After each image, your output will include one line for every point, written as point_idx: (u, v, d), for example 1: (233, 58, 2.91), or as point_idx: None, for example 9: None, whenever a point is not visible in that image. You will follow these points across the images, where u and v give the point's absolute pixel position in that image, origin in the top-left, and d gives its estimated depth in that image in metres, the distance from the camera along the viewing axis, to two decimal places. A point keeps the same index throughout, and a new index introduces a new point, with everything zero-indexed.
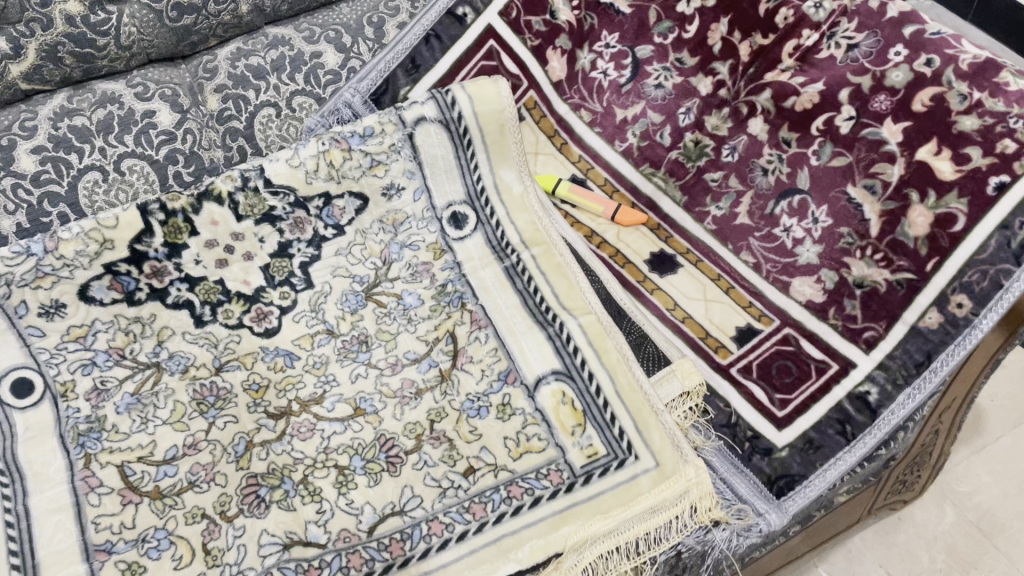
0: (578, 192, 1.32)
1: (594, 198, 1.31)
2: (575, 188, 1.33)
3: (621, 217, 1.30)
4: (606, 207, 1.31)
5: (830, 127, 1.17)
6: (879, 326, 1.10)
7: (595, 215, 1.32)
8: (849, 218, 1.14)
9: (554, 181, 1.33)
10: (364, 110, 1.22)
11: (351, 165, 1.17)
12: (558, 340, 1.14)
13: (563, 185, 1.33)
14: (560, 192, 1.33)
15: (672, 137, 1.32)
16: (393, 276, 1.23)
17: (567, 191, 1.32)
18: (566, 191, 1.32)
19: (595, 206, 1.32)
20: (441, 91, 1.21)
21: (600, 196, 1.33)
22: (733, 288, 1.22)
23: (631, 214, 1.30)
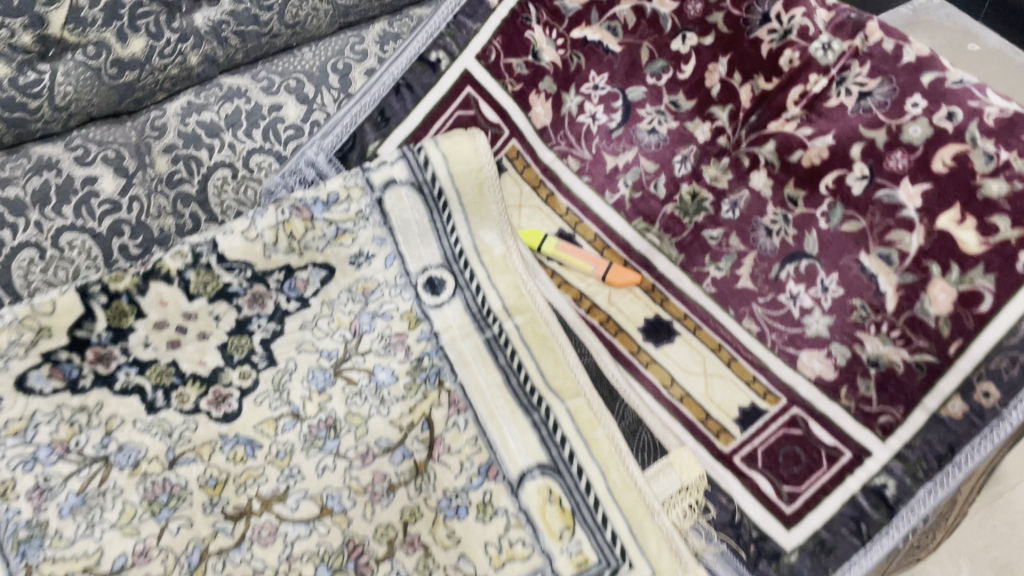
0: (565, 250, 1.21)
1: (583, 256, 1.20)
2: (562, 245, 1.22)
3: (612, 279, 1.19)
4: (595, 266, 1.20)
5: (840, 186, 1.07)
6: (896, 411, 1.01)
7: (583, 274, 1.21)
8: (863, 289, 1.04)
9: (540, 237, 1.22)
10: (330, 170, 1.13)
11: (314, 236, 1.07)
12: (544, 428, 1.04)
13: (550, 241, 1.22)
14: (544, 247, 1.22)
15: (667, 188, 1.21)
16: (364, 350, 1.11)
17: (552, 248, 1.21)
18: (552, 248, 1.21)
19: (584, 265, 1.20)
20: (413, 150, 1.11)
21: (590, 254, 1.22)
22: (735, 361, 1.12)
23: (622, 275, 1.19)
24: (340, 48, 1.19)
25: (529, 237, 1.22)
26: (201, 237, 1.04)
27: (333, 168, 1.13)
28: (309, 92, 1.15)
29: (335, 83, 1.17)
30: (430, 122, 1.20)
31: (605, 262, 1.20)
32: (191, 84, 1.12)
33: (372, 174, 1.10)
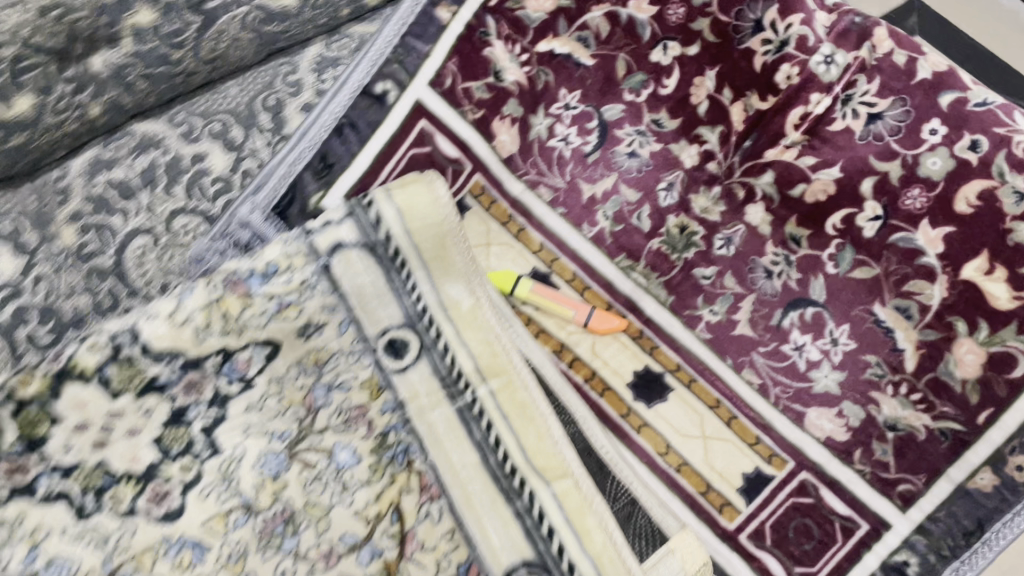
0: (541, 292, 1.07)
1: (563, 299, 1.06)
2: (537, 287, 1.07)
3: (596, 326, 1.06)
4: (576, 311, 1.06)
5: (849, 226, 0.94)
6: (917, 479, 0.92)
7: (562, 321, 1.08)
8: (878, 345, 0.93)
9: (512, 279, 1.08)
10: (268, 230, 0.97)
11: (251, 313, 0.92)
12: (528, 517, 0.92)
13: (524, 284, 1.08)
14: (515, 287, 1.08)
15: (652, 220, 1.08)
16: (321, 428, 0.98)
17: (525, 292, 1.07)
18: (526, 290, 1.07)
19: (564, 310, 1.06)
20: (361, 205, 0.96)
21: (570, 297, 1.08)
22: (735, 419, 1.01)
23: (606, 321, 1.05)
24: (271, 80, 1.02)
25: (498, 278, 1.08)
26: (120, 324, 0.88)
27: (272, 227, 0.97)
28: (237, 137, 0.99)
29: (267, 123, 1.01)
30: (382, 162, 1.04)
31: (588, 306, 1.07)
32: (97, 135, 0.96)
33: (315, 237, 0.94)
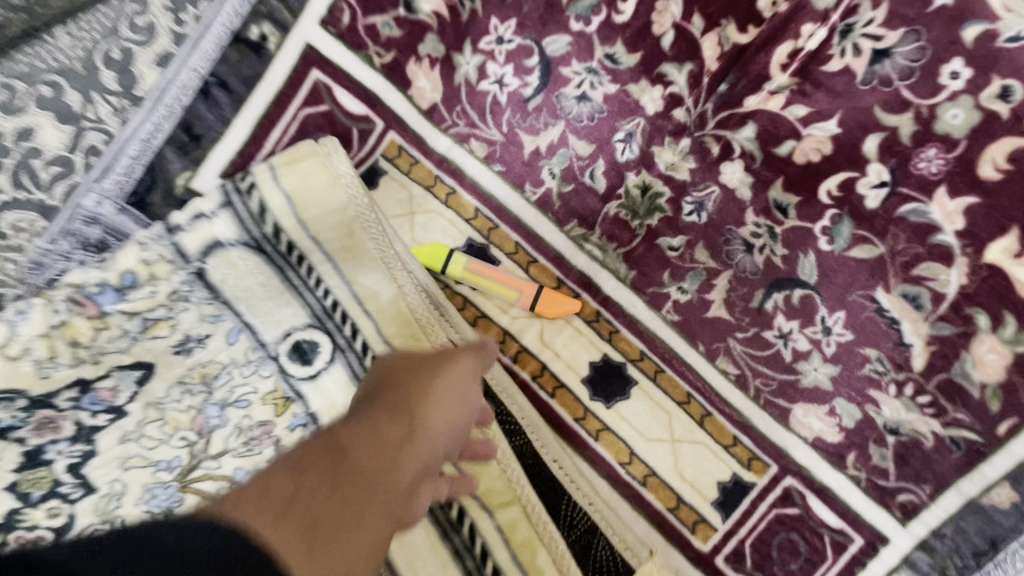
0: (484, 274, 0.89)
1: (505, 278, 0.89)
2: (475, 265, 0.89)
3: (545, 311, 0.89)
4: (521, 292, 0.89)
5: (849, 194, 0.76)
6: (920, 490, 0.79)
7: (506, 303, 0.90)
8: (879, 338, 0.77)
9: (444, 254, 0.89)
10: (126, 224, 0.76)
11: (109, 337, 0.73)
12: (469, 556, 0.77)
13: (458, 261, 0.89)
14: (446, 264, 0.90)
15: (608, 178, 0.89)
16: (216, 453, 0.74)
17: (457, 270, 0.89)
18: (460, 269, 0.89)
19: (507, 292, 0.89)
20: (238, 189, 0.78)
21: (513, 274, 0.90)
22: (709, 416, 0.86)
23: (556, 305, 0.88)
24: None
25: (425, 254, 0.90)
26: None
27: (131, 220, 0.76)
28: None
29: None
30: (265, 129, 0.82)
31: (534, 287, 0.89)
32: None
33: (182, 237, 0.75)
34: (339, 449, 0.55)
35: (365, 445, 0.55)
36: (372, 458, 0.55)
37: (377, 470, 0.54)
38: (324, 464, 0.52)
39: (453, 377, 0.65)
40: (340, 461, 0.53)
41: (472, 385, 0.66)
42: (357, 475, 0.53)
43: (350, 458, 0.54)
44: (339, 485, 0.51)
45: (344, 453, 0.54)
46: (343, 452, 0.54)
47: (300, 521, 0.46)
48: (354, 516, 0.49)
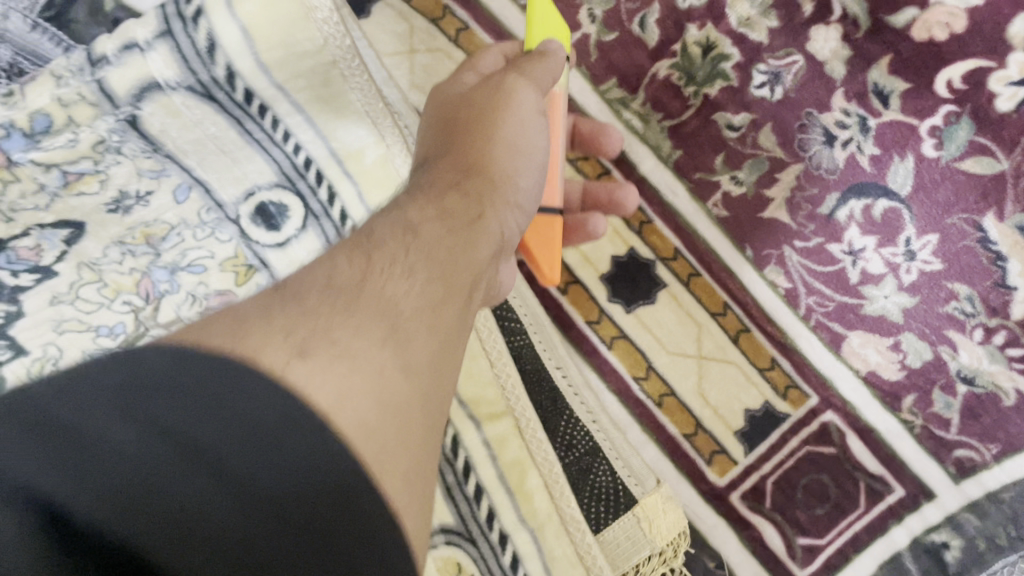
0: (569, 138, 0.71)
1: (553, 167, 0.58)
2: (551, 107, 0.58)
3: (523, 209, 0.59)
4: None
5: (976, 90, 0.61)
6: (984, 448, 0.67)
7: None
8: (974, 275, 0.64)
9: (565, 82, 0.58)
10: (40, 44, 0.60)
11: (22, 191, 0.59)
12: (450, 470, 0.66)
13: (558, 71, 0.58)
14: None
15: (664, 29, 0.71)
16: (167, 321, 0.63)
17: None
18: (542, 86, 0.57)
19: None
20: (184, 14, 0.60)
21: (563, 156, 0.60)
22: (745, 333, 0.72)
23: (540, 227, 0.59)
24: None
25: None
26: None
27: (47, 39, 0.61)
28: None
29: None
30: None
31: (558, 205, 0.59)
32: None
33: (108, 74, 0.59)
34: (380, 266, 0.37)
35: (423, 223, 0.41)
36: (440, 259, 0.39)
37: (440, 257, 0.40)
38: (341, 295, 0.35)
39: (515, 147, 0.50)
40: (375, 298, 0.35)
41: (535, 124, 0.52)
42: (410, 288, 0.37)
43: (394, 259, 0.38)
44: (386, 317, 0.35)
45: (396, 255, 0.38)
46: (376, 240, 0.39)
47: (369, 373, 0.32)
48: (423, 347, 0.35)
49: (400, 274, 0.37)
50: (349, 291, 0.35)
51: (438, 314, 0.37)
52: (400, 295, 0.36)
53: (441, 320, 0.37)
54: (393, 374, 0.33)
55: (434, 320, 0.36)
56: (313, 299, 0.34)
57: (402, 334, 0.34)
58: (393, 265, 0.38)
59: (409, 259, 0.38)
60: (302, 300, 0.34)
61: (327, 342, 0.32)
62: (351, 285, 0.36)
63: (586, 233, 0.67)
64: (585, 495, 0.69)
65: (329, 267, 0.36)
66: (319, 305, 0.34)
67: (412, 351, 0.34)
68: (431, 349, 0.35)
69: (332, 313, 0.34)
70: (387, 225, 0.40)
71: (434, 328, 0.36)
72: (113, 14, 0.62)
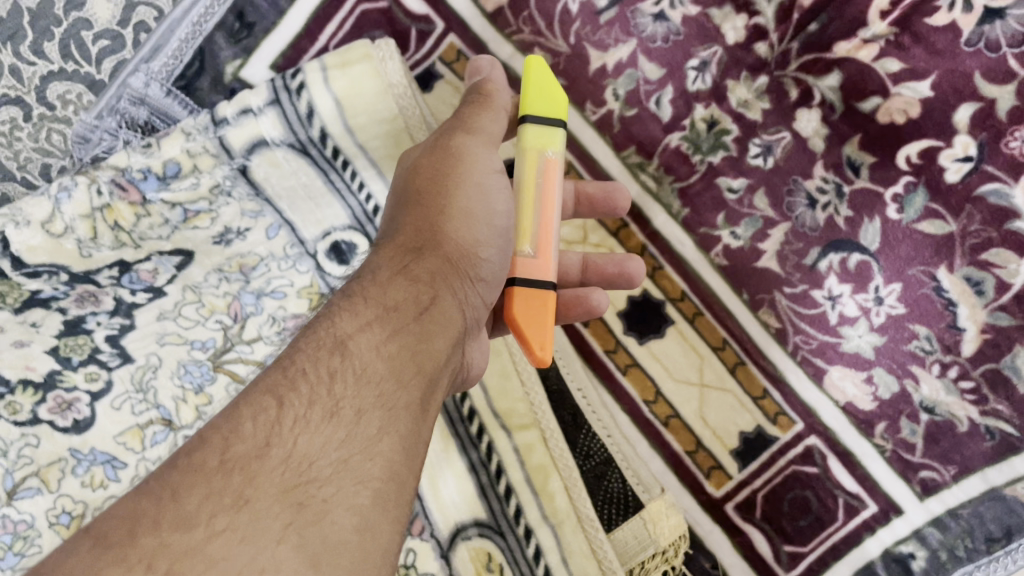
0: (576, 205, 0.80)
1: (549, 231, 0.65)
2: (544, 176, 0.65)
3: (517, 285, 0.64)
4: (537, 256, 0.64)
5: (929, 163, 0.73)
6: (945, 471, 0.76)
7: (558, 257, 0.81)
8: (931, 317, 0.75)
9: (557, 145, 0.66)
10: (170, 107, 0.81)
11: (150, 224, 0.76)
12: (484, 472, 0.78)
13: (553, 142, 0.66)
14: (536, 123, 0.65)
15: (675, 107, 0.84)
16: (250, 338, 0.74)
17: (529, 142, 0.65)
18: (534, 155, 0.65)
19: (527, 231, 0.65)
20: (290, 89, 0.79)
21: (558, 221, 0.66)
22: (741, 365, 0.84)
23: (533, 301, 0.63)
24: None
25: (533, 69, 0.66)
26: None
27: (176, 103, 0.81)
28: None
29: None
30: (320, 22, 0.83)
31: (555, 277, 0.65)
32: None
33: (227, 133, 0.78)
34: (293, 431, 0.45)
35: (360, 336, 0.52)
36: (349, 428, 0.47)
37: (352, 417, 0.47)
38: (240, 474, 0.42)
39: (475, 218, 0.62)
40: (275, 476, 0.43)
41: (490, 179, 0.64)
42: (321, 457, 0.45)
43: (304, 421, 0.46)
44: (288, 498, 0.42)
45: (311, 407, 0.47)
46: (290, 396, 0.47)
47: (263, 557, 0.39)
48: (324, 523, 0.42)
49: (313, 432, 0.46)
50: (249, 467, 0.43)
51: (343, 496, 0.44)
52: (309, 459, 0.45)
53: (354, 494, 0.44)
54: (295, 563, 0.40)
55: (339, 497, 0.44)
56: (207, 489, 0.41)
57: (307, 512, 0.42)
58: (313, 415, 0.46)
59: (326, 412, 0.47)
60: (202, 479, 0.42)
61: (221, 535, 0.39)
62: (251, 462, 0.43)
63: (588, 306, 0.77)
64: (598, 499, 0.80)
65: (232, 439, 0.44)
66: (224, 483, 0.42)
67: (314, 529, 0.42)
68: (347, 520, 0.43)
69: (223, 506, 0.41)
70: (316, 356, 0.50)
71: (338, 506, 0.43)
72: (231, 86, 0.82)
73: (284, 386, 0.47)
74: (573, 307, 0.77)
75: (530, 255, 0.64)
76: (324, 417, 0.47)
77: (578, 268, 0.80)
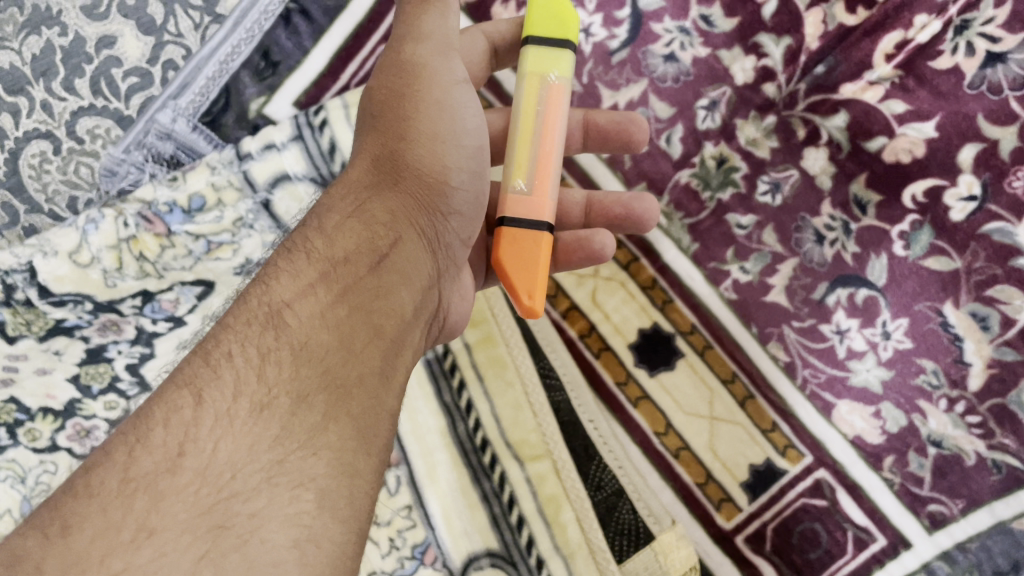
0: (584, 136, 0.80)
1: (546, 163, 0.65)
2: (546, 100, 0.65)
3: (507, 225, 0.64)
4: (530, 190, 0.64)
5: (934, 202, 0.76)
6: (953, 504, 0.76)
7: (561, 195, 0.79)
8: (938, 352, 0.77)
9: (563, 67, 0.65)
10: (197, 142, 0.84)
11: (174, 255, 0.78)
12: (496, 503, 0.78)
13: (558, 66, 0.65)
14: (541, 47, 0.65)
15: (685, 144, 0.86)
16: None
17: (533, 62, 0.65)
18: (537, 78, 0.65)
19: (523, 162, 0.65)
20: (311, 124, 0.83)
21: (558, 154, 0.66)
22: (751, 398, 0.84)
23: (524, 240, 0.63)
24: None
25: None
26: (15, 260, 0.75)
27: (202, 138, 0.84)
28: (156, 17, 0.83)
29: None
30: (342, 61, 0.87)
31: (550, 216, 0.64)
32: (25, 24, 0.81)
33: (251, 167, 0.81)
34: (212, 433, 0.41)
35: (299, 303, 0.48)
36: (283, 413, 0.43)
37: (285, 410, 0.43)
38: (143, 496, 0.38)
39: (438, 144, 0.59)
40: (187, 495, 0.39)
41: (454, 92, 0.60)
42: (247, 464, 0.40)
43: (230, 415, 0.42)
44: (204, 521, 0.38)
45: (237, 399, 0.43)
46: (211, 390, 0.43)
47: None
48: (250, 546, 0.38)
49: (236, 433, 0.41)
50: (155, 485, 0.39)
51: (275, 508, 0.39)
52: (231, 468, 0.40)
53: (290, 503, 0.40)
54: None
55: (269, 510, 0.39)
56: (108, 515, 0.37)
57: (228, 537, 0.38)
58: (239, 411, 0.42)
59: (254, 406, 0.43)
60: (98, 506, 0.38)
61: None
62: (158, 478, 0.39)
63: (589, 249, 0.75)
64: (610, 530, 0.81)
65: (136, 455, 0.39)
66: (126, 508, 0.37)
67: (235, 556, 0.37)
68: (276, 534, 0.39)
69: (123, 539, 0.36)
70: (245, 341, 0.46)
71: (268, 520, 0.39)
72: (254, 122, 0.85)
73: (205, 378, 0.43)
74: (575, 250, 0.75)
75: (523, 189, 0.64)
76: (252, 413, 0.42)
77: (581, 209, 0.79)
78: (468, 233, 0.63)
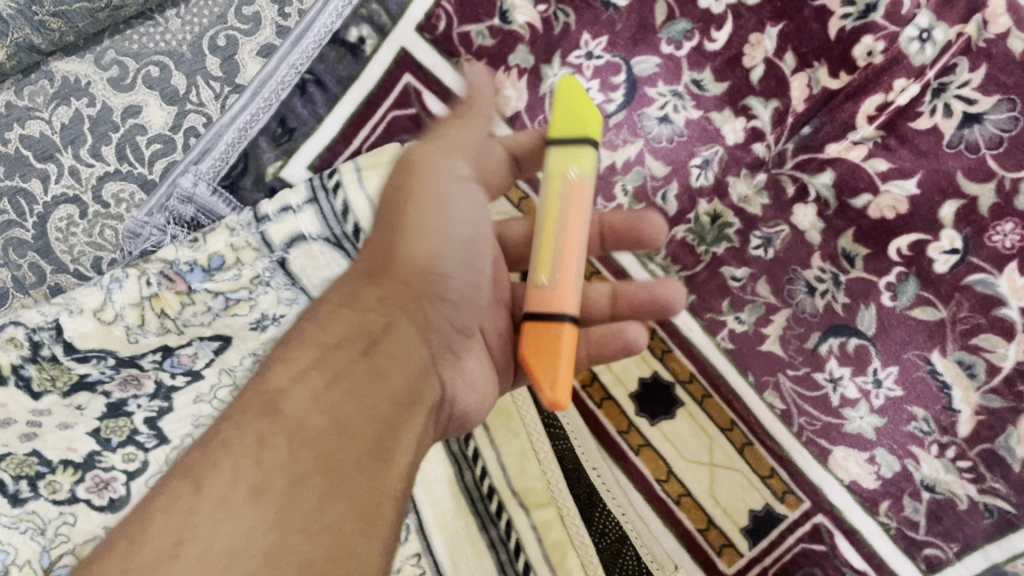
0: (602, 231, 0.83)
1: (570, 257, 0.64)
2: (568, 202, 0.64)
3: (567, 320, 0.63)
4: (554, 285, 0.63)
5: (919, 255, 0.78)
6: (947, 548, 0.79)
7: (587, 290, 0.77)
8: (928, 400, 0.79)
9: (587, 166, 0.64)
10: (216, 205, 0.90)
11: (194, 312, 0.83)
12: (503, 549, 0.80)
13: (578, 162, 0.64)
14: (562, 145, 0.64)
15: (680, 201, 0.90)
16: None
17: (554, 164, 0.64)
18: (558, 180, 0.64)
19: (545, 260, 0.64)
20: (328, 191, 0.88)
21: (582, 252, 0.65)
22: (749, 445, 0.88)
23: (544, 340, 0.63)
24: (221, 11, 0.88)
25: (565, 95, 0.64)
26: (42, 318, 0.80)
27: (222, 201, 0.90)
28: (179, 87, 0.89)
29: (218, 70, 0.89)
30: (354, 129, 0.92)
31: (574, 309, 0.64)
32: (56, 96, 0.87)
33: (268, 228, 0.87)
34: (217, 476, 0.46)
35: (293, 390, 0.52)
36: (287, 465, 0.48)
37: (292, 471, 0.48)
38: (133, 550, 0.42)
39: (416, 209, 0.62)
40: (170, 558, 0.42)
41: (453, 188, 0.63)
42: (218, 532, 0.43)
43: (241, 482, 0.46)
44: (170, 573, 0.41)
45: (234, 458, 0.47)
46: (212, 462, 0.47)
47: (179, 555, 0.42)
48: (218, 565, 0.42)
49: (241, 466, 0.47)
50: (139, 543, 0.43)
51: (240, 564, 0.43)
52: (206, 540, 0.43)
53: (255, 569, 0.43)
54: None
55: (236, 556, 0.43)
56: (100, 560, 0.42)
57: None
58: (240, 464, 0.47)
59: (253, 457, 0.47)
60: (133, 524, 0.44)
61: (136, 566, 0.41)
62: (160, 532, 0.43)
63: (623, 340, 0.74)
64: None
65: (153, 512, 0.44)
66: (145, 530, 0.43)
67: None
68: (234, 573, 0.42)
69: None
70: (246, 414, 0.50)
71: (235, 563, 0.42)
72: (271, 184, 0.91)
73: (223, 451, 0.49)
74: (607, 343, 0.74)
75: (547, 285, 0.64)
76: (253, 459, 0.47)
77: (606, 300, 0.77)
78: (458, 317, 0.64)
